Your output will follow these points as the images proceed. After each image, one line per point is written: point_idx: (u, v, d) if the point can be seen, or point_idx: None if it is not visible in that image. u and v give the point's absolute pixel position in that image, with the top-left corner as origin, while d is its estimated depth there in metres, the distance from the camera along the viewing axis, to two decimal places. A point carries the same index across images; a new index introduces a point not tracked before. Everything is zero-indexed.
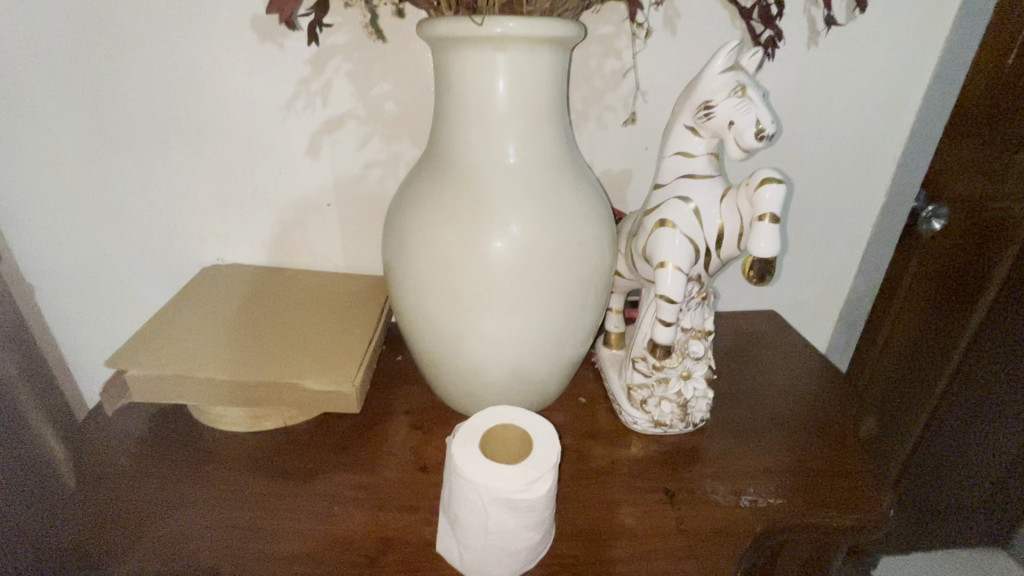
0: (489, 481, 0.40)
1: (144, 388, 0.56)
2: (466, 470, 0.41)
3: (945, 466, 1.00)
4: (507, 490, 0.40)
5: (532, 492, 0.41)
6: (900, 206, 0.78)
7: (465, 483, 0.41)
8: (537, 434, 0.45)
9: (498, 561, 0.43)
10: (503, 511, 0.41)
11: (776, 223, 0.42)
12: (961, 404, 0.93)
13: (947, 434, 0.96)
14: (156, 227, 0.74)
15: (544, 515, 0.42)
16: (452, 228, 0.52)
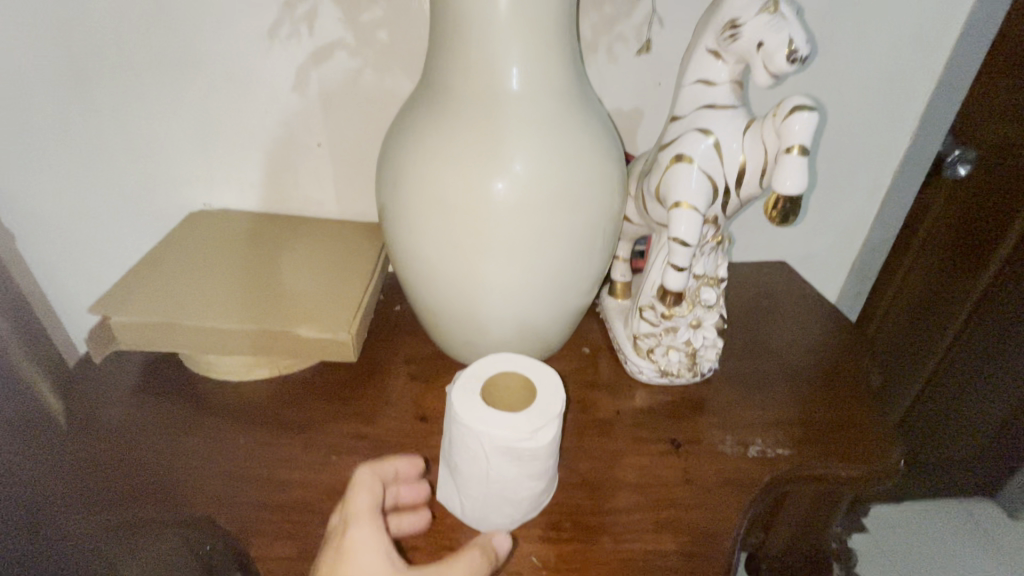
0: (492, 428, 0.39)
1: (131, 335, 0.54)
2: (467, 418, 0.39)
3: (945, 418, 1.00)
4: (510, 437, 0.39)
5: (536, 440, 0.39)
6: (926, 151, 0.74)
7: (466, 432, 0.39)
8: (541, 380, 0.43)
9: (500, 510, 0.42)
10: (506, 459, 0.39)
11: (804, 157, 0.39)
12: (967, 356, 0.92)
13: (950, 386, 0.96)
14: (137, 168, 0.70)
15: (548, 463, 0.41)
16: (450, 165, 0.48)
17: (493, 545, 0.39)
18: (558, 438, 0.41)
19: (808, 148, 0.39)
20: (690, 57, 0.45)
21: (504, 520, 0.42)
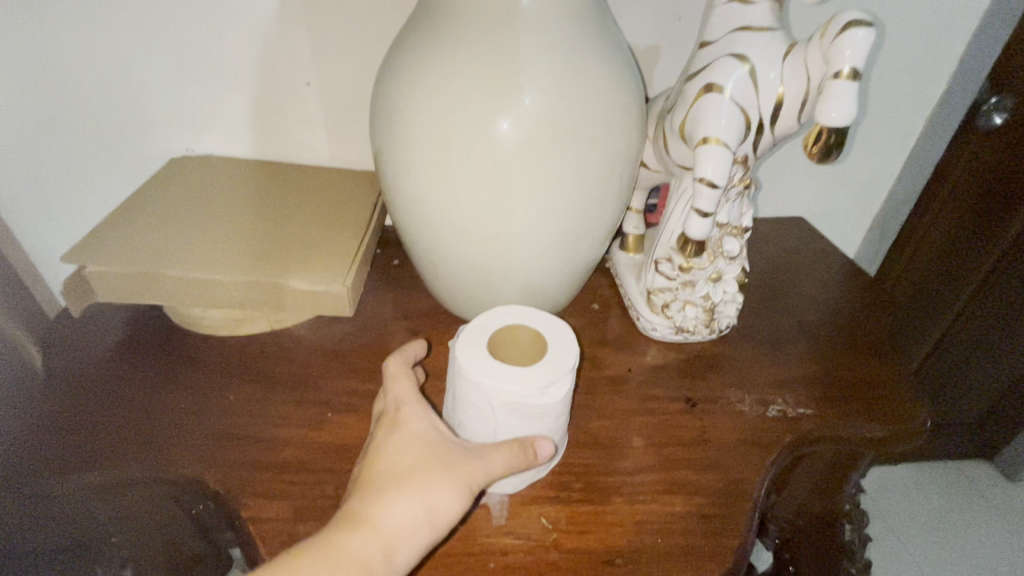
0: (500, 382, 0.36)
1: (109, 285, 0.50)
2: (472, 370, 0.37)
3: (953, 381, 0.99)
4: (519, 392, 0.36)
5: (547, 396, 0.36)
6: (961, 98, 0.69)
7: (471, 387, 0.37)
8: (553, 333, 0.40)
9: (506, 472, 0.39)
10: (514, 415, 0.37)
11: (854, 82, 0.34)
12: (981, 317, 0.90)
13: (961, 347, 0.94)
14: (110, 108, 0.64)
15: (559, 421, 0.39)
16: (452, 98, 0.43)
17: (535, 443, 0.37)
18: (571, 395, 0.38)
19: (859, 72, 0.34)
20: None
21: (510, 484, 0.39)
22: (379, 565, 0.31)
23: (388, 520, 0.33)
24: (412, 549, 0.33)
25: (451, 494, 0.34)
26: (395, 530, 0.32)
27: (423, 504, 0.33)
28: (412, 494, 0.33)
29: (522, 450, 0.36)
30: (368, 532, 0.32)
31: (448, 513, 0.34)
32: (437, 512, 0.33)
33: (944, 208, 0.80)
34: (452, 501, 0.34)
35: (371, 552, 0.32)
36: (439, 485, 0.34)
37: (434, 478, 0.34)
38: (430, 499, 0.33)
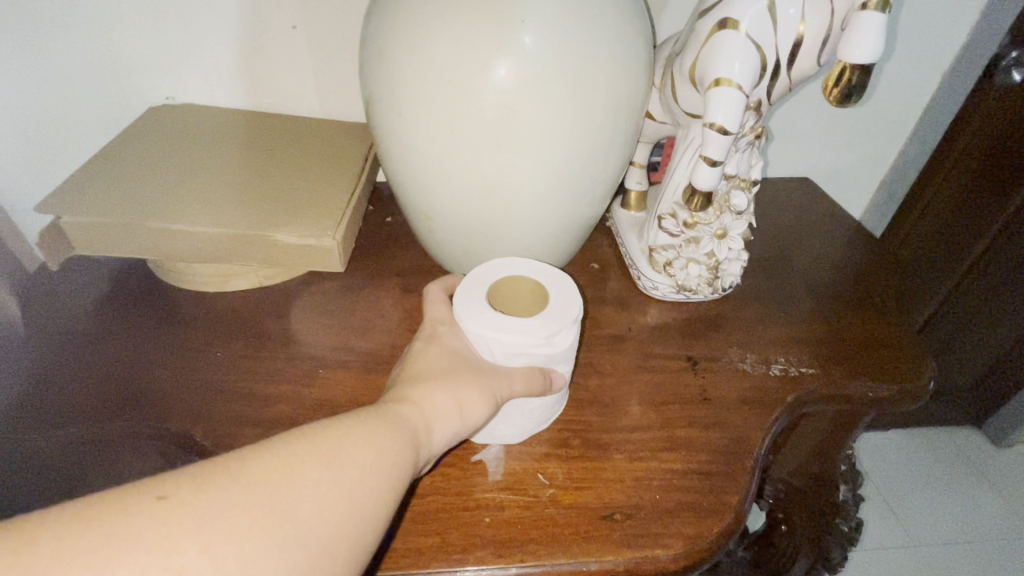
0: (502, 332, 0.35)
1: (87, 236, 0.48)
2: (473, 322, 0.36)
3: (948, 345, 1.00)
4: (524, 342, 0.35)
5: (553, 346, 0.36)
6: (981, 53, 0.66)
7: (475, 335, 0.36)
8: (558, 285, 0.39)
9: (511, 424, 0.38)
10: (518, 364, 0.36)
11: (883, 14, 0.32)
12: (981, 282, 0.90)
13: (959, 311, 0.95)
14: (80, 49, 0.60)
15: (564, 369, 0.38)
16: (447, 32, 0.40)
17: (551, 374, 0.37)
18: (576, 343, 0.38)
19: (890, 3, 0.32)
20: None
21: (515, 433, 0.39)
22: (421, 437, 0.30)
23: (429, 401, 0.32)
24: (447, 435, 0.32)
25: (484, 391, 0.34)
26: (434, 410, 0.32)
27: (459, 394, 0.33)
28: (449, 386, 0.33)
29: (540, 377, 0.36)
30: (410, 407, 0.31)
31: (480, 410, 0.34)
32: (469, 405, 0.33)
33: (954, 171, 0.78)
34: (485, 397, 0.34)
35: (415, 423, 0.31)
36: (472, 383, 0.34)
37: (466, 377, 0.34)
38: (464, 396, 0.33)
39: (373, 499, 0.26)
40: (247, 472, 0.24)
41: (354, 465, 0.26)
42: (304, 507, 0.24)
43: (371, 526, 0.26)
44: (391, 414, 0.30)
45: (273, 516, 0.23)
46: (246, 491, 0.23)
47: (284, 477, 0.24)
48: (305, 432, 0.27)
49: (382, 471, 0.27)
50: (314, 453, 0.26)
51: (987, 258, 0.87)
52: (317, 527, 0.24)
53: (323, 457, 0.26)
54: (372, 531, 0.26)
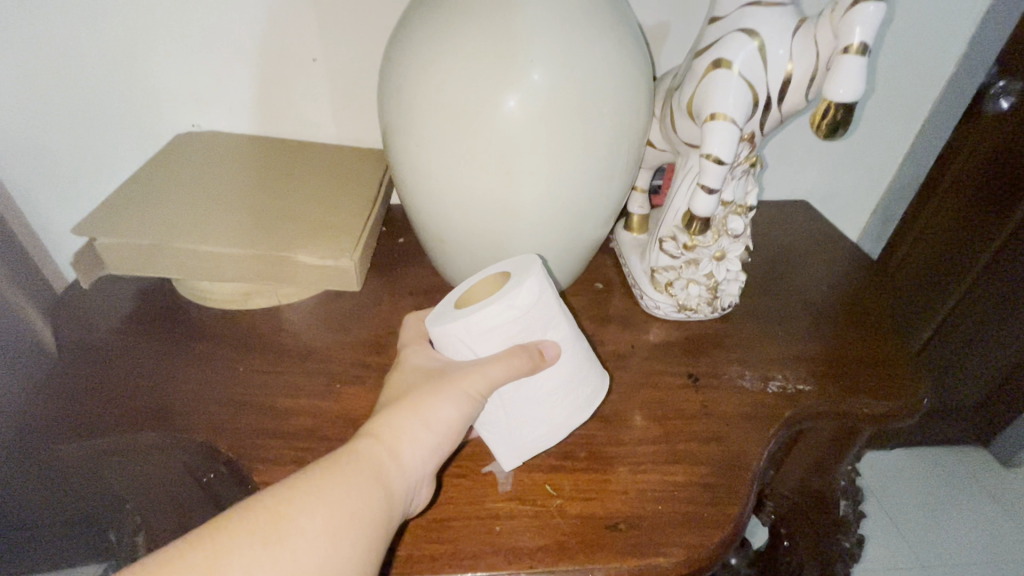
0: (462, 321, 0.37)
1: (121, 257, 0.51)
2: (440, 332, 0.38)
3: (948, 364, 1.01)
4: (487, 317, 0.37)
5: (516, 305, 0.37)
6: (970, 83, 0.69)
7: (447, 343, 0.38)
8: (517, 263, 0.41)
9: (539, 421, 0.39)
10: (498, 341, 0.38)
11: (863, 57, 0.35)
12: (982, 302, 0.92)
13: (960, 331, 0.96)
14: (115, 80, 0.64)
15: (558, 337, 0.39)
16: (461, 70, 0.43)
17: (536, 343, 0.38)
18: (548, 301, 0.39)
19: (869, 48, 0.34)
20: None
21: (550, 430, 0.40)
22: (384, 469, 0.33)
23: (392, 429, 0.35)
24: (415, 455, 0.35)
25: (447, 405, 0.36)
26: (396, 440, 0.35)
27: (419, 416, 0.36)
28: (410, 408, 0.36)
29: (523, 351, 0.37)
30: (368, 446, 0.34)
31: (449, 419, 0.36)
32: (436, 421, 0.36)
33: (948, 195, 0.81)
34: (449, 409, 0.36)
35: (379, 459, 0.34)
36: (435, 397, 0.36)
37: (430, 393, 0.37)
38: (426, 413, 0.36)
39: (337, 542, 0.29)
40: (199, 560, 0.27)
41: (310, 521, 0.29)
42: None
43: (344, 562, 0.29)
44: (346, 460, 0.33)
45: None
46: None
47: (235, 557, 0.27)
48: (254, 505, 0.30)
49: (340, 517, 0.30)
50: (264, 526, 0.29)
51: (984, 280, 0.89)
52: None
53: (274, 525, 0.29)
54: (345, 566, 0.29)
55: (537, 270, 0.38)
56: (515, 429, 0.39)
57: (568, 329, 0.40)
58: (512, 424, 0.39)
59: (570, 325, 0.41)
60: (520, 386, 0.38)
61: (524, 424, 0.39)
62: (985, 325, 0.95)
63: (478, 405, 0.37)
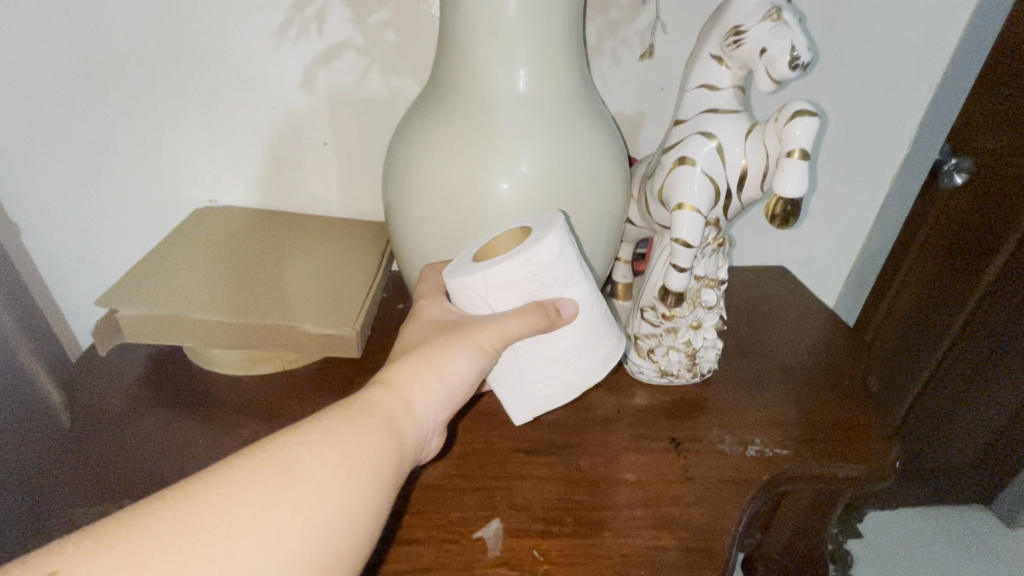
0: (480, 274, 0.40)
1: (139, 328, 0.55)
2: (457, 284, 0.42)
3: (938, 422, 1.02)
4: (506, 273, 0.40)
5: (535, 264, 0.40)
6: (924, 162, 0.75)
7: (468, 293, 0.42)
8: (539, 220, 0.44)
9: (550, 380, 0.45)
10: (516, 296, 0.41)
11: (805, 160, 0.40)
12: (965, 363, 0.94)
13: (947, 391, 0.97)
14: (143, 163, 0.70)
15: (574, 295, 0.43)
16: (456, 163, 0.48)
17: (554, 303, 0.42)
18: (567, 260, 0.42)
19: (809, 152, 0.40)
20: (693, 63, 0.46)
21: (561, 388, 0.46)
22: (398, 417, 0.35)
23: (406, 378, 0.37)
24: (426, 406, 0.37)
25: (460, 357, 0.39)
26: (409, 390, 0.37)
27: (433, 368, 0.38)
28: (424, 360, 0.39)
29: (540, 308, 0.41)
30: (381, 395, 0.36)
31: (460, 371, 0.39)
32: (450, 372, 0.39)
33: (917, 262, 0.84)
34: (461, 361, 0.39)
35: (393, 406, 0.36)
36: (449, 349, 0.39)
37: (444, 348, 0.39)
38: (440, 364, 0.39)
39: (350, 487, 0.30)
40: (212, 497, 0.27)
41: (324, 463, 0.30)
42: (277, 517, 0.27)
43: (356, 506, 0.30)
44: (359, 408, 0.34)
45: (248, 530, 0.27)
46: (212, 517, 0.27)
47: (248, 497, 0.28)
48: (267, 448, 0.30)
49: (353, 463, 0.31)
50: (279, 467, 0.29)
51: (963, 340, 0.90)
52: (297, 526, 0.28)
53: (289, 467, 0.29)
54: (357, 509, 0.30)
55: (559, 228, 0.41)
56: (530, 387, 0.45)
57: (583, 289, 0.43)
58: (523, 382, 0.45)
59: (586, 285, 0.44)
60: (535, 342, 0.43)
61: (538, 382, 0.45)
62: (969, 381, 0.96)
63: (489, 358, 0.41)
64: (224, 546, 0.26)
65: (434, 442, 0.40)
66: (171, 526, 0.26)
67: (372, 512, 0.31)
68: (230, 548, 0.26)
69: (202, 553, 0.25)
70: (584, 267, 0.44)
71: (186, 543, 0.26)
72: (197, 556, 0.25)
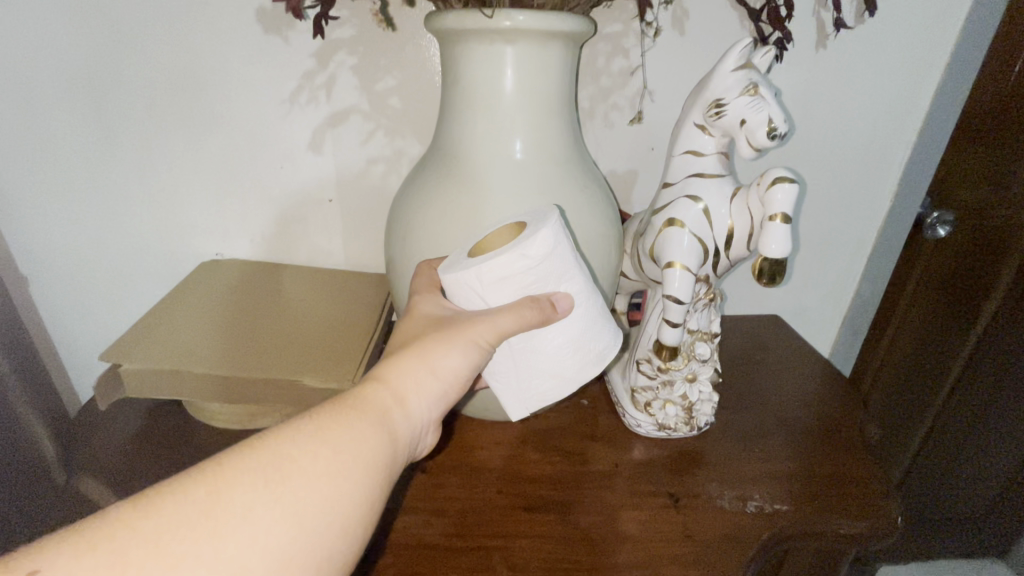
0: (474, 270, 0.39)
1: (140, 382, 0.55)
2: (452, 280, 0.41)
3: (940, 475, 0.98)
4: (500, 268, 0.39)
5: (529, 260, 0.39)
6: (906, 215, 0.78)
7: (462, 289, 0.41)
8: (533, 215, 0.43)
9: (547, 375, 0.44)
10: (510, 291, 0.40)
11: (787, 224, 0.42)
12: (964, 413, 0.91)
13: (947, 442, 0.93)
14: (155, 217, 0.74)
15: (570, 289, 0.42)
16: (454, 225, 0.48)
17: (549, 297, 0.41)
18: (562, 255, 0.41)
19: (790, 216, 0.42)
20: (679, 131, 0.49)
21: (561, 384, 0.44)
22: (391, 413, 0.35)
23: (400, 375, 0.37)
24: (420, 402, 0.37)
25: (454, 353, 0.39)
26: (402, 386, 0.36)
27: (428, 364, 0.38)
28: (418, 356, 0.38)
29: (535, 304, 0.40)
30: (374, 391, 0.35)
31: (455, 366, 0.39)
32: (445, 368, 0.38)
33: (907, 315, 0.83)
34: (457, 356, 0.39)
35: (385, 402, 0.35)
36: (443, 345, 0.39)
37: (438, 344, 0.39)
38: (435, 361, 0.38)
39: (339, 484, 0.30)
40: (199, 495, 0.27)
41: (314, 461, 0.30)
42: (265, 516, 0.27)
43: (346, 504, 0.30)
44: (351, 404, 0.34)
45: (236, 527, 0.27)
46: (199, 517, 0.26)
47: (236, 496, 0.27)
48: (255, 445, 0.30)
49: (343, 461, 0.31)
50: (268, 465, 0.29)
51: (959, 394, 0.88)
52: (285, 525, 0.28)
53: (278, 466, 0.29)
54: (347, 507, 0.30)
55: (553, 223, 0.40)
56: (528, 385, 0.44)
57: (580, 282, 0.42)
58: (519, 378, 0.44)
59: (583, 277, 0.43)
60: (531, 335, 0.42)
61: (535, 380, 0.44)
62: (966, 434, 0.94)
63: (484, 353, 0.40)
64: (211, 545, 0.26)
65: (429, 438, 0.39)
66: (157, 526, 0.26)
67: (363, 508, 0.31)
68: (218, 547, 0.26)
69: (189, 552, 0.25)
70: (580, 260, 0.43)
71: (173, 542, 0.25)
72: (184, 555, 0.25)
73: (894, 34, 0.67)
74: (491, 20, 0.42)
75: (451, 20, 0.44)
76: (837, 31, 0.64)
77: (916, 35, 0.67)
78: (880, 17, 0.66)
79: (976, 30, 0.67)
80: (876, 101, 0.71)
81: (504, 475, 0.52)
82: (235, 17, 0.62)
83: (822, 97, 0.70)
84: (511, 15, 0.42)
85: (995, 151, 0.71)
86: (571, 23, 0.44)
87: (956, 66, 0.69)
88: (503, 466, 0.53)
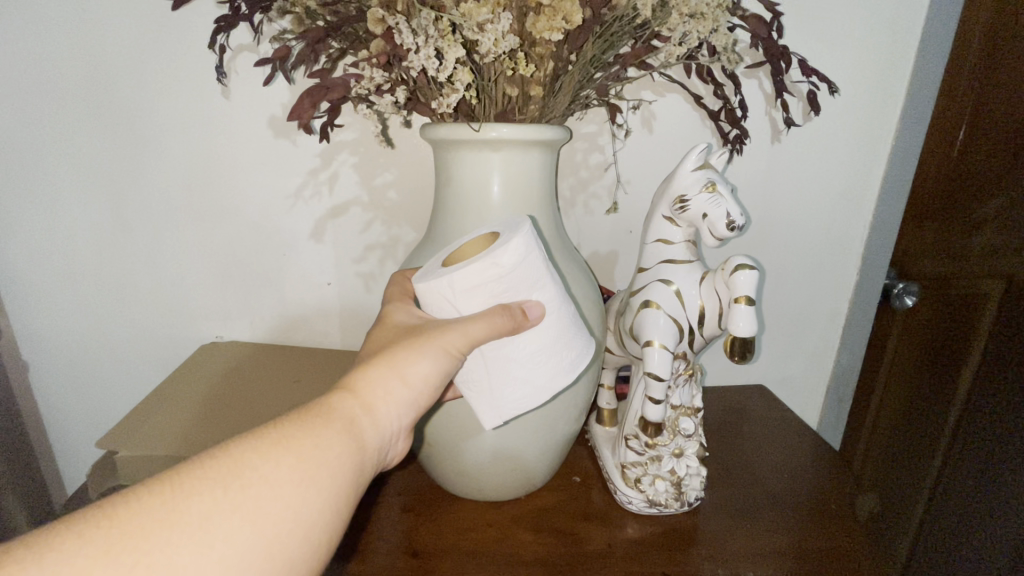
0: (447, 278, 0.40)
1: (133, 469, 0.57)
2: (425, 289, 0.42)
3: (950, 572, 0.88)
4: (471, 276, 0.40)
5: (499, 266, 0.39)
6: (873, 286, 0.83)
7: (434, 296, 0.41)
8: (508, 227, 0.44)
9: (520, 382, 0.43)
10: (480, 296, 0.40)
11: (751, 305, 0.46)
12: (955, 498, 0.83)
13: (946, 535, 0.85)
14: (158, 304, 0.77)
15: (543, 298, 0.42)
16: None
17: (522, 307, 0.41)
18: (534, 263, 0.41)
19: (753, 298, 0.46)
20: (650, 221, 0.54)
21: (531, 392, 0.43)
22: (358, 421, 0.36)
23: (369, 387, 0.38)
24: (388, 410, 0.38)
25: (423, 362, 0.39)
26: (370, 395, 0.37)
27: (396, 373, 0.39)
28: (386, 367, 0.39)
29: (508, 310, 0.40)
30: (341, 401, 0.36)
31: (425, 374, 0.40)
32: (415, 376, 0.39)
33: (890, 385, 0.84)
34: (426, 365, 0.39)
35: (353, 412, 0.36)
36: (414, 355, 0.39)
37: (409, 353, 0.39)
38: (404, 370, 0.39)
39: (303, 491, 0.31)
40: (153, 503, 0.27)
41: (277, 470, 0.30)
42: (224, 523, 0.28)
43: (310, 509, 0.30)
44: (317, 414, 0.35)
45: (193, 534, 0.27)
46: (154, 525, 0.27)
47: (194, 504, 0.28)
48: (217, 456, 0.30)
49: (307, 468, 0.31)
50: (229, 474, 0.29)
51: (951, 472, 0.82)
52: (246, 532, 0.28)
53: (240, 474, 0.30)
54: (310, 513, 0.30)
55: (526, 232, 0.41)
56: (495, 395, 0.44)
57: (552, 291, 0.42)
58: (494, 390, 0.44)
59: (556, 287, 0.43)
60: (503, 343, 0.41)
61: (504, 391, 0.43)
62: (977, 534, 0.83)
63: (455, 362, 0.40)
64: (163, 553, 0.26)
65: (399, 445, 0.40)
66: (106, 536, 0.26)
67: (328, 516, 0.31)
68: (171, 554, 0.26)
69: (139, 560, 0.25)
70: (555, 273, 0.44)
71: (126, 549, 0.26)
72: (135, 563, 0.25)
73: (837, 130, 0.75)
74: (479, 133, 0.48)
75: (444, 131, 0.49)
76: (788, 127, 0.72)
77: (857, 129, 0.75)
78: (822, 119, 0.74)
79: (912, 127, 0.75)
80: (831, 187, 0.78)
81: (496, 561, 0.51)
82: (251, 124, 0.69)
83: (780, 185, 0.77)
84: (497, 128, 0.48)
85: (952, 228, 0.75)
86: (550, 133, 0.50)
87: (900, 156, 0.77)
88: (494, 549, 0.53)
